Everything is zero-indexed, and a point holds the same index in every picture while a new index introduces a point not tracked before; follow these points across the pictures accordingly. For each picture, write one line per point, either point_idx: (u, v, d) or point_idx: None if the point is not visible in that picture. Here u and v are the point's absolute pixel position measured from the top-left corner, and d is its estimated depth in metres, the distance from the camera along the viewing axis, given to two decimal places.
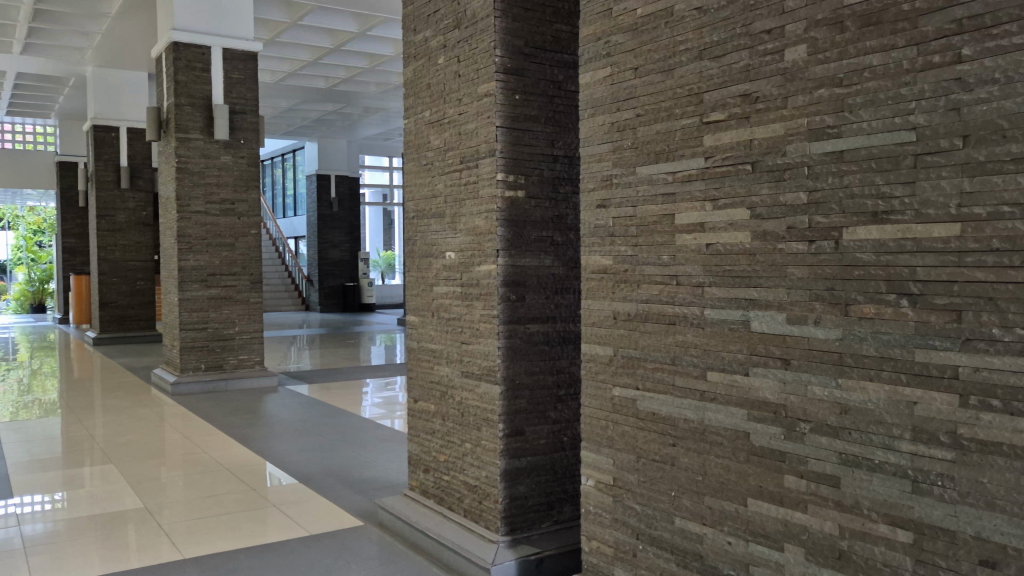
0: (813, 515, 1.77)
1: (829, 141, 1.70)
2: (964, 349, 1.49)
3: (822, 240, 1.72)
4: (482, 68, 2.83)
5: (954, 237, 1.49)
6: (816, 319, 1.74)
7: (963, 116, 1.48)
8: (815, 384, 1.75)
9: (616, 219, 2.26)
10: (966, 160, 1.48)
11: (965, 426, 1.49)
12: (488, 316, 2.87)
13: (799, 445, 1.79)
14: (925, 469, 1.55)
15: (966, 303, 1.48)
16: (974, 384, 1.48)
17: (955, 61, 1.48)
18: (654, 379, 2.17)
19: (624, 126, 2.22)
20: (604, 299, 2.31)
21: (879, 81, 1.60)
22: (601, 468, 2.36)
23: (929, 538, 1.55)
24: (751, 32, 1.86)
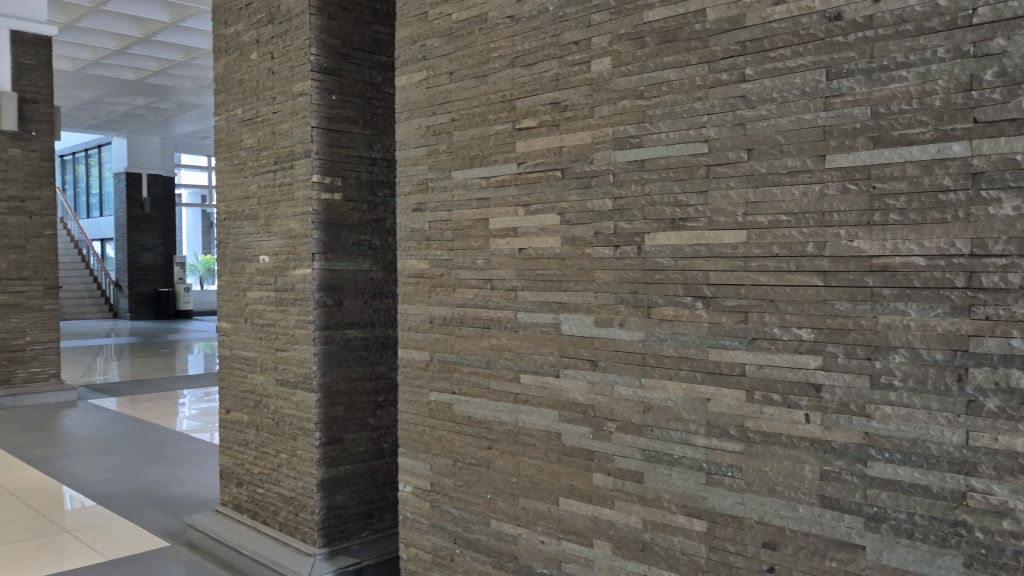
0: (619, 510, 1.84)
1: (631, 150, 1.78)
2: (750, 347, 1.59)
3: (625, 245, 1.79)
4: (296, 66, 2.75)
5: (741, 244, 1.60)
6: (621, 321, 1.81)
7: (747, 130, 1.58)
8: (620, 384, 1.82)
9: (431, 223, 2.26)
10: (750, 172, 1.58)
11: (751, 419, 1.60)
12: (303, 322, 2.78)
13: (606, 443, 1.86)
14: (717, 461, 1.66)
15: (751, 305, 1.59)
16: (758, 381, 1.59)
17: (739, 80, 1.59)
18: (469, 382, 2.18)
19: (439, 130, 2.22)
20: (421, 303, 2.31)
21: (675, 95, 1.69)
22: (418, 474, 2.35)
23: (721, 525, 1.66)
24: (560, 43, 1.91)
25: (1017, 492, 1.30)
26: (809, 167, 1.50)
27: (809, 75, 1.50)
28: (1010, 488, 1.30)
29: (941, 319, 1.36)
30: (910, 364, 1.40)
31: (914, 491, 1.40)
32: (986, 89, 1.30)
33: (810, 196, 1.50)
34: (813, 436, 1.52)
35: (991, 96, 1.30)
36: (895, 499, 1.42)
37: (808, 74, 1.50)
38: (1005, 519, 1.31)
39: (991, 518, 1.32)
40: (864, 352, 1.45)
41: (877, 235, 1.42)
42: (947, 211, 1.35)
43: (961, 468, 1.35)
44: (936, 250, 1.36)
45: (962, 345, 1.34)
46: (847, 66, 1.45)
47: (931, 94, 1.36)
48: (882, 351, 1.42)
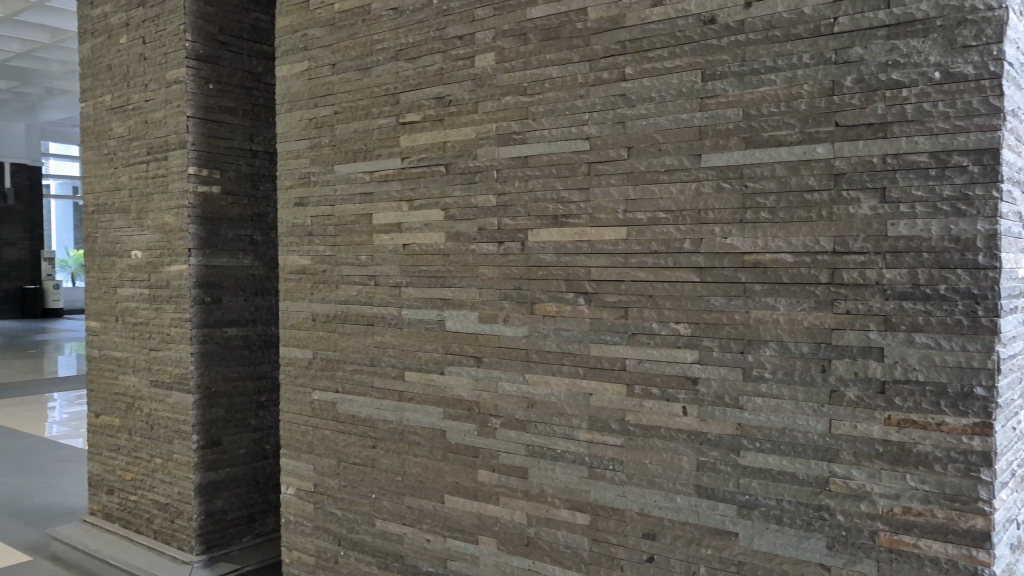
0: (504, 506, 1.85)
1: (514, 147, 1.78)
2: (630, 342, 1.63)
3: (509, 241, 1.80)
4: (170, 52, 2.62)
5: (621, 240, 1.63)
6: (505, 318, 1.82)
7: (627, 129, 1.61)
8: (504, 380, 1.83)
9: (314, 218, 2.20)
10: (631, 169, 1.61)
11: (631, 412, 1.64)
12: (179, 320, 2.66)
13: (491, 440, 1.86)
14: (599, 454, 1.69)
15: (630, 301, 1.62)
16: (638, 375, 1.62)
17: (620, 79, 1.62)
18: (353, 380, 2.14)
19: (322, 123, 2.16)
20: (303, 300, 2.24)
21: (558, 93, 1.71)
22: (301, 475, 2.29)
23: (603, 518, 1.69)
24: (444, 37, 1.89)
25: (874, 476, 1.37)
26: (685, 165, 1.54)
27: (686, 76, 1.54)
28: (868, 472, 1.38)
29: (807, 314, 1.42)
30: (778, 357, 1.45)
31: (781, 479, 1.46)
32: (847, 94, 1.37)
33: (686, 194, 1.54)
34: (689, 427, 1.56)
35: (851, 101, 1.36)
36: (765, 487, 1.48)
37: (685, 75, 1.54)
38: (863, 502, 1.38)
39: (851, 501, 1.40)
40: (736, 346, 1.50)
41: (750, 232, 1.47)
42: (813, 210, 1.41)
43: (824, 455, 1.42)
44: (802, 247, 1.42)
45: (824, 338, 1.40)
46: (721, 68, 1.49)
47: (798, 98, 1.41)
48: (754, 345, 1.48)
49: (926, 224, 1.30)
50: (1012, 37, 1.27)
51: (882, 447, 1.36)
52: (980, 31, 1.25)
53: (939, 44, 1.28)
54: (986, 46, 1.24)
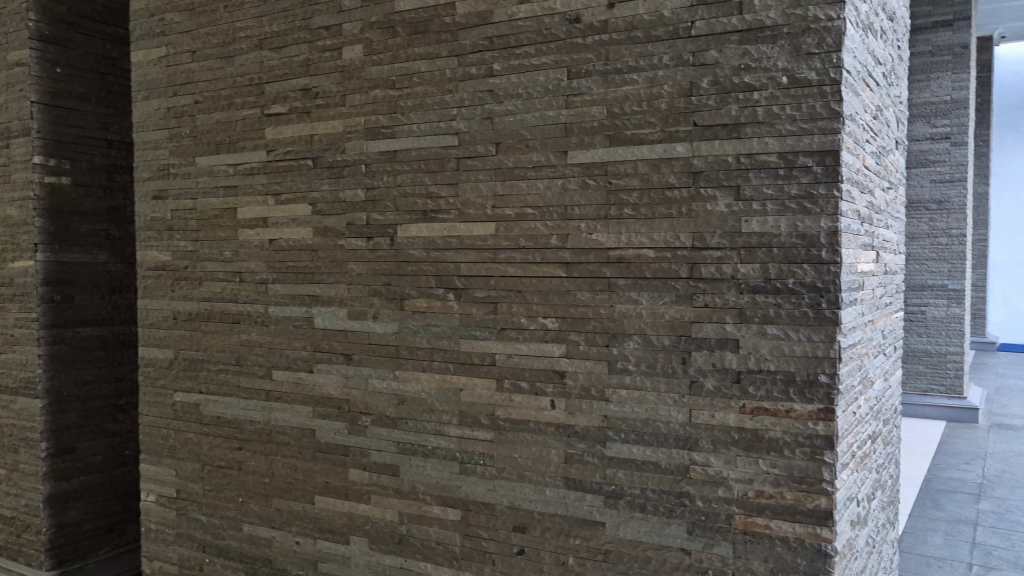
0: (375, 505, 1.83)
1: (383, 141, 1.76)
2: (500, 337, 1.64)
3: (378, 237, 1.78)
4: (11, 32, 2.44)
5: (490, 236, 1.64)
6: (374, 314, 1.79)
7: (496, 124, 1.62)
8: (375, 377, 1.81)
9: (173, 213, 2.10)
10: (498, 165, 1.62)
11: (501, 407, 1.65)
12: (24, 319, 2.48)
13: (361, 438, 1.84)
14: (470, 450, 1.69)
15: (499, 296, 1.64)
16: (508, 369, 1.64)
17: (488, 75, 1.62)
18: (217, 380, 2.06)
19: (182, 112, 2.07)
20: (163, 297, 2.14)
21: (427, 87, 1.70)
22: (162, 481, 2.18)
23: (474, 513, 1.70)
24: (310, 27, 1.84)
25: (730, 462, 1.44)
26: (552, 162, 1.57)
27: (552, 74, 1.56)
28: (725, 459, 1.44)
29: (667, 307, 1.47)
30: (641, 350, 1.50)
31: (645, 468, 1.51)
32: (703, 95, 1.42)
33: (553, 190, 1.57)
34: (558, 420, 1.59)
35: (707, 102, 1.42)
36: (630, 476, 1.52)
37: (551, 73, 1.56)
38: (720, 487, 1.44)
39: (709, 487, 1.45)
40: (602, 339, 1.53)
41: (614, 228, 1.51)
42: (673, 206, 1.46)
43: (685, 444, 1.47)
44: (663, 244, 1.46)
45: (684, 331, 1.46)
46: (585, 67, 1.52)
47: (658, 98, 1.46)
48: (618, 339, 1.52)
49: (775, 221, 1.37)
50: (850, 47, 1.36)
51: (737, 434, 1.43)
52: (822, 39, 1.32)
53: (786, 50, 1.35)
54: (827, 54, 1.32)
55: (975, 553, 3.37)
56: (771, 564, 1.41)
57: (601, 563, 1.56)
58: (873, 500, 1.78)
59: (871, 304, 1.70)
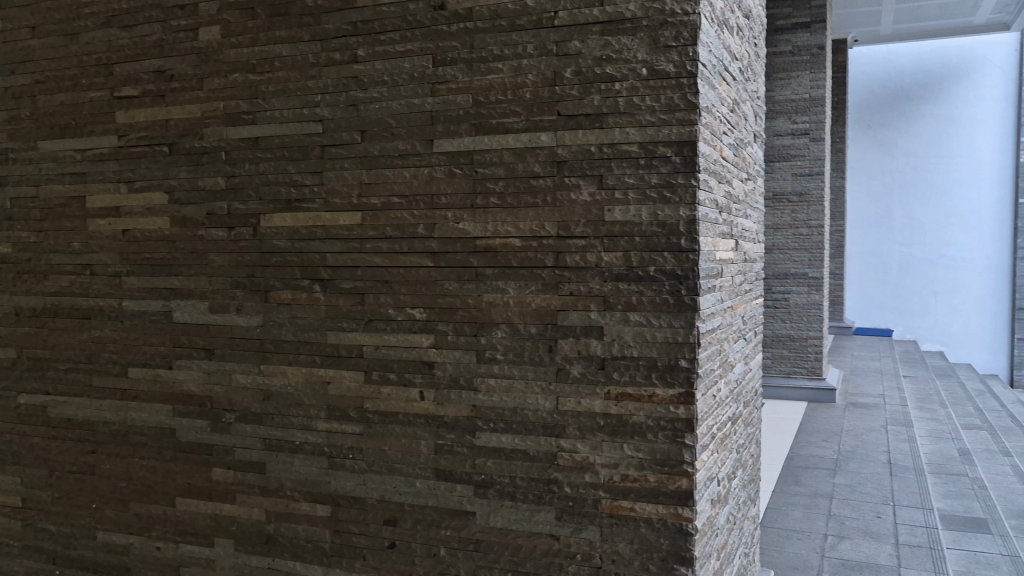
0: (240, 504, 1.76)
1: (243, 127, 1.69)
2: (367, 328, 1.61)
3: (239, 226, 1.71)
4: None
5: (356, 226, 1.61)
6: (237, 307, 1.73)
7: (360, 112, 1.59)
8: (238, 372, 1.74)
9: (14, 202, 1.95)
10: (364, 153, 1.59)
11: (370, 400, 1.63)
12: None
13: (224, 436, 1.77)
14: (339, 444, 1.66)
15: (366, 287, 1.61)
16: (376, 361, 1.61)
17: (352, 61, 1.59)
18: (66, 380, 1.93)
19: (21, 93, 1.92)
20: (5, 293, 1.98)
21: (288, 71, 1.64)
22: (5, 490, 2.03)
23: (343, 508, 1.66)
24: (163, 5, 1.75)
25: (596, 448, 1.46)
26: (418, 150, 1.55)
27: (417, 60, 1.54)
28: (591, 445, 1.46)
29: (534, 296, 1.48)
30: (509, 339, 1.50)
31: (514, 456, 1.52)
32: (566, 85, 1.43)
33: (420, 179, 1.55)
34: (426, 411, 1.58)
35: (570, 91, 1.43)
36: (499, 465, 1.53)
37: (416, 60, 1.54)
38: (587, 472, 1.47)
39: (576, 473, 1.48)
40: (470, 329, 1.53)
41: (480, 217, 1.51)
42: (538, 195, 1.46)
43: (552, 431, 1.49)
44: (529, 232, 1.47)
45: (550, 319, 1.47)
46: (450, 54, 1.51)
47: (522, 87, 1.47)
48: (486, 328, 1.52)
49: (636, 209, 1.40)
50: (706, 41, 1.40)
51: (602, 420, 1.45)
52: (679, 33, 1.36)
53: (645, 42, 1.38)
54: (684, 47, 1.36)
55: (830, 524, 3.58)
56: (637, 545, 1.45)
57: (472, 553, 1.56)
58: (734, 478, 1.87)
59: (731, 290, 1.77)
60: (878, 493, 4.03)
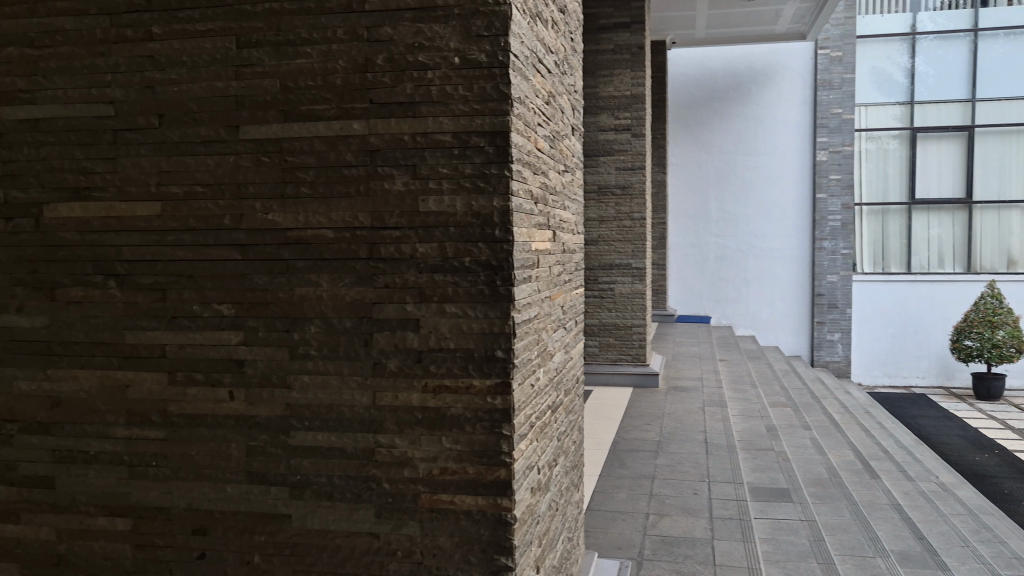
0: (26, 523, 1.60)
1: (22, 107, 1.53)
2: (170, 326, 1.51)
3: (20, 218, 1.55)
4: None
5: (155, 217, 1.50)
6: (19, 307, 1.57)
7: (157, 94, 1.48)
8: (21, 378, 1.58)
9: None
10: (162, 139, 1.48)
11: (173, 403, 1.52)
12: None
13: (5, 450, 1.60)
14: (140, 451, 1.54)
15: (167, 282, 1.50)
16: (180, 361, 1.51)
17: (146, 38, 1.47)
18: None
19: None
20: None
21: (72, 47, 1.50)
22: None
23: (146, 520, 1.55)
24: None
25: (414, 442, 1.44)
26: (222, 137, 1.47)
27: (219, 41, 1.45)
28: (409, 439, 1.44)
29: (348, 289, 1.43)
30: (323, 333, 1.45)
31: (330, 454, 1.47)
32: (378, 72, 1.40)
33: (225, 167, 1.47)
34: (237, 412, 1.50)
35: (382, 78, 1.40)
36: (316, 465, 1.48)
37: (218, 40, 1.45)
38: (405, 467, 1.45)
39: (395, 468, 1.45)
40: (282, 324, 1.47)
41: (290, 207, 1.44)
42: (350, 185, 1.42)
43: (369, 427, 1.45)
44: (342, 223, 1.43)
45: (365, 312, 1.43)
46: (255, 36, 1.43)
47: (333, 72, 1.41)
48: (299, 323, 1.46)
49: (451, 200, 1.39)
50: (517, 32, 1.41)
51: (420, 414, 1.43)
52: (490, 23, 1.36)
53: (457, 31, 1.37)
54: (495, 37, 1.36)
55: (651, 503, 3.75)
56: (458, 538, 1.44)
57: (289, 558, 1.50)
58: (555, 464, 1.90)
59: (548, 280, 1.80)
60: (695, 471, 4.27)
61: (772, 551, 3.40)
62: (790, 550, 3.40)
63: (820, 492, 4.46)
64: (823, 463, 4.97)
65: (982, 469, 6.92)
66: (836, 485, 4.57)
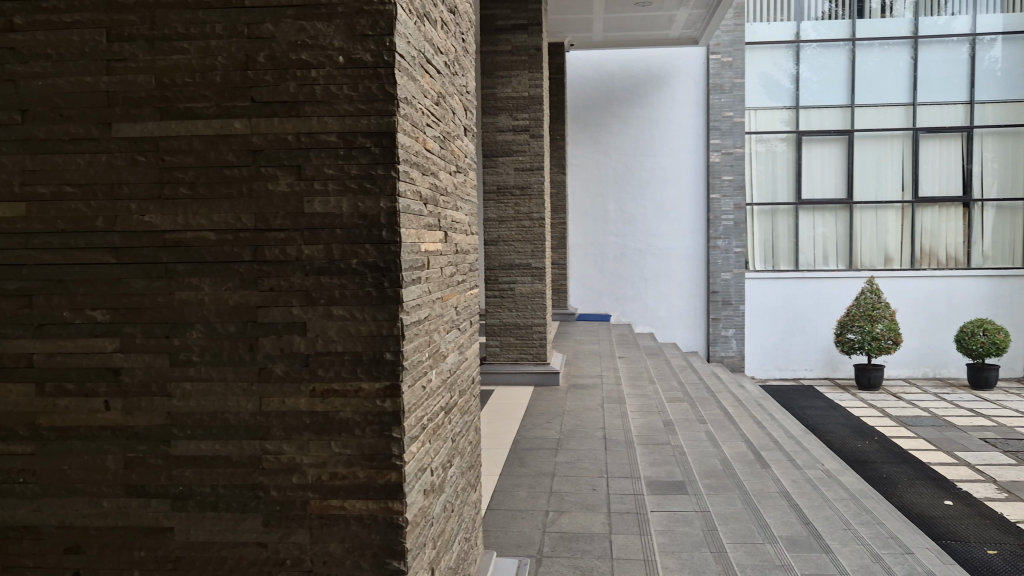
0: None
1: None
2: (37, 334, 1.43)
3: None
4: None
5: (20, 219, 1.41)
6: None
7: (19, 89, 1.40)
8: None
9: None
10: (27, 137, 1.41)
11: (43, 415, 1.44)
12: None
13: None
14: (6, 468, 1.45)
15: (34, 288, 1.42)
16: (49, 371, 1.43)
17: (6, 29, 1.39)
18: None
19: None
20: None
21: None
22: None
23: (14, 541, 1.46)
24: None
25: (302, 448, 1.41)
26: (93, 134, 1.40)
27: (88, 34, 1.38)
28: (297, 445, 1.41)
29: (231, 292, 1.39)
30: (205, 339, 1.40)
31: (214, 463, 1.42)
32: (260, 70, 1.36)
33: (96, 166, 1.40)
34: (113, 423, 1.43)
35: (264, 76, 1.36)
36: (199, 475, 1.43)
37: (87, 33, 1.38)
38: (294, 474, 1.42)
39: (282, 475, 1.42)
40: (162, 330, 1.41)
41: (167, 209, 1.39)
42: (232, 186, 1.38)
43: (255, 433, 1.41)
44: (224, 225, 1.38)
45: (250, 316, 1.39)
46: (127, 30, 1.37)
47: (212, 69, 1.37)
48: (179, 329, 1.41)
49: (337, 201, 1.37)
50: (403, 32, 1.40)
51: (308, 419, 1.41)
52: (375, 22, 1.34)
53: (341, 30, 1.35)
54: (380, 36, 1.35)
55: (551, 500, 3.80)
56: (348, 544, 1.42)
57: (171, 572, 1.45)
58: (450, 464, 1.91)
59: (441, 281, 1.80)
60: (594, 467, 4.34)
61: (668, 542, 3.49)
62: (684, 540, 3.51)
63: (714, 483, 4.62)
64: (716, 455, 5.14)
65: (864, 455, 7.30)
66: (728, 476, 4.74)
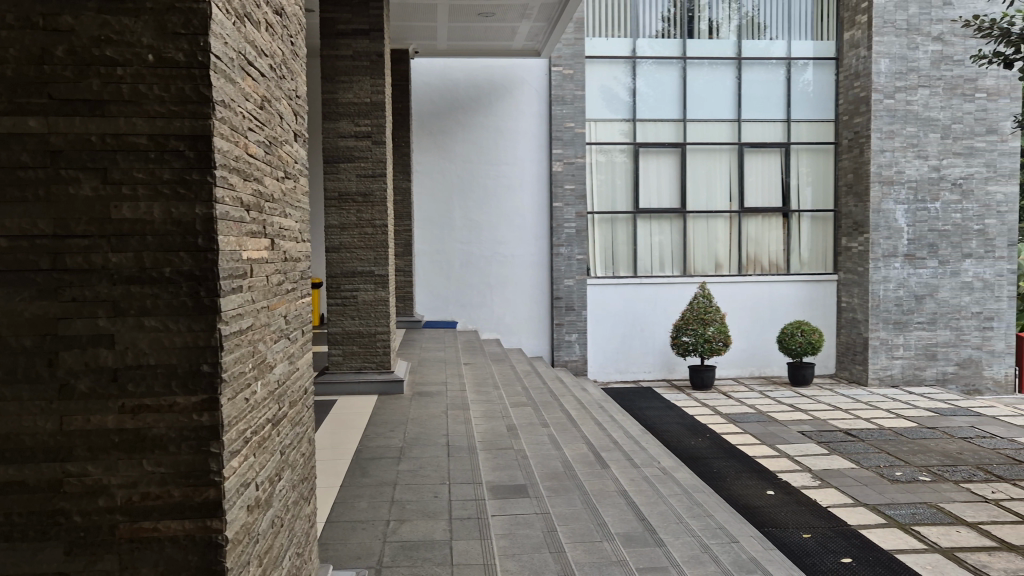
0: None
1: None
2: None
3: None
4: None
5: None
6: None
7: None
8: None
9: None
10: None
11: None
12: None
13: None
14: None
15: None
16: None
17: None
18: None
19: None
20: None
21: None
22: None
23: None
24: None
25: (109, 468, 1.33)
26: None
27: None
28: (104, 466, 1.33)
29: (26, 304, 1.29)
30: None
31: (8, 490, 1.31)
32: (58, 64, 1.28)
33: None
34: None
35: (62, 72, 1.28)
36: None
37: None
38: (100, 497, 1.33)
39: (87, 499, 1.32)
40: None
41: None
42: (26, 189, 1.28)
43: (55, 455, 1.32)
44: (18, 231, 1.28)
45: (49, 329, 1.30)
46: None
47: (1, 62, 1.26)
48: None
49: (148, 207, 1.31)
50: (220, 32, 1.36)
51: (117, 437, 1.33)
52: (188, 20, 1.30)
53: (150, 27, 1.29)
54: (193, 36, 1.31)
55: (392, 509, 3.76)
56: (162, 568, 1.35)
57: None
58: (278, 478, 1.85)
59: (266, 290, 1.75)
60: (436, 474, 4.35)
61: (508, 545, 3.54)
62: (525, 543, 3.57)
63: (555, 485, 4.73)
64: (558, 458, 5.28)
65: (696, 451, 7.71)
66: (569, 478, 4.87)
